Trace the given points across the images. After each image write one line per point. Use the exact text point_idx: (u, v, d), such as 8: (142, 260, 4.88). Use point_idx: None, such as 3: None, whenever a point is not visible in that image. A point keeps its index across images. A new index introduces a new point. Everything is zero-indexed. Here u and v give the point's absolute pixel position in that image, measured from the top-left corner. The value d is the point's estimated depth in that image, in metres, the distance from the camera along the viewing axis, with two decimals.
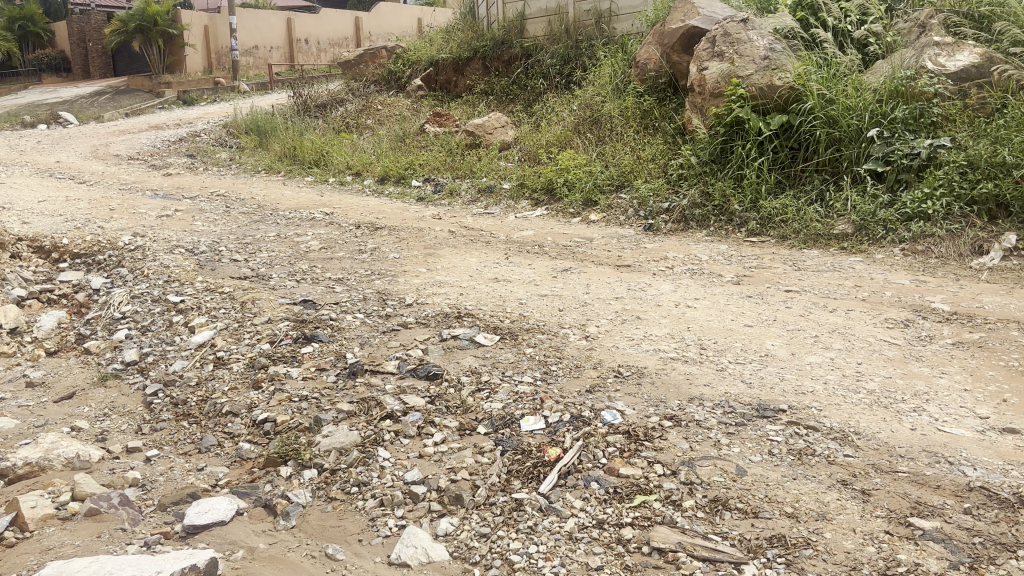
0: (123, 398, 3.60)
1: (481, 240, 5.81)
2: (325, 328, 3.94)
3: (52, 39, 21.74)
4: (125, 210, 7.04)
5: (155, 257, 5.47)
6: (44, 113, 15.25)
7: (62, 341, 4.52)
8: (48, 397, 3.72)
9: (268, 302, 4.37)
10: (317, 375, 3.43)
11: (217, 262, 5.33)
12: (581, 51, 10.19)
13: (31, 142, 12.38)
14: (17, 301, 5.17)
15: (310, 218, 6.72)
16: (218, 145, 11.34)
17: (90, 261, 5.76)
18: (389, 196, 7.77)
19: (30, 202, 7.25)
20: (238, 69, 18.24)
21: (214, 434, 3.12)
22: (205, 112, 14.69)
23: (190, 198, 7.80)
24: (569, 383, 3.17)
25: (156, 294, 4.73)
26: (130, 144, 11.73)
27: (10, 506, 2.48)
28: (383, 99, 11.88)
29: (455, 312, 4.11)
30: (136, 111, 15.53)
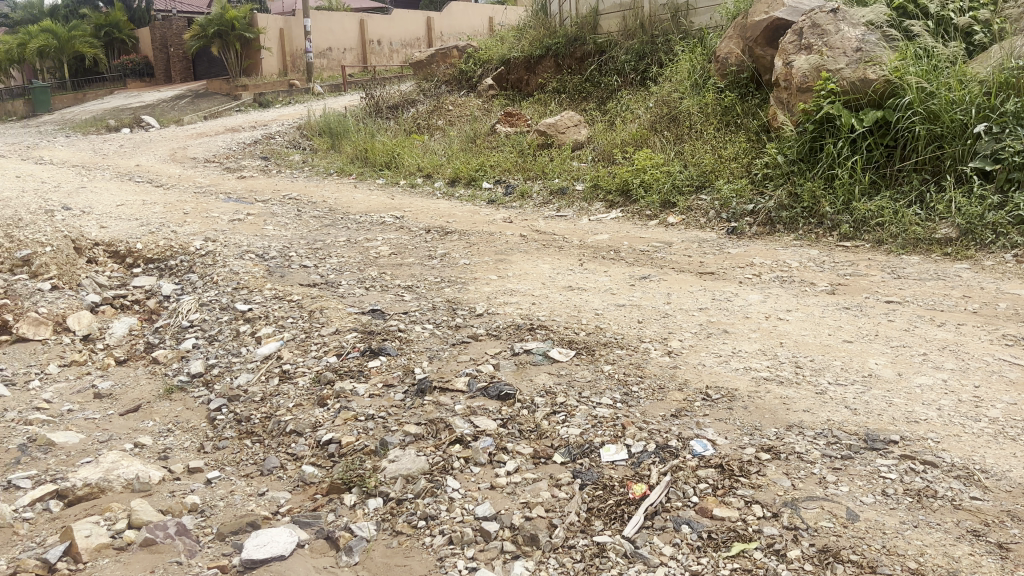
0: (187, 412, 3.50)
1: (554, 245, 5.58)
2: (392, 340, 3.76)
3: (137, 45, 22.43)
4: (199, 214, 7.04)
5: (226, 263, 5.41)
6: (127, 118, 15.62)
7: (132, 350, 4.49)
8: (114, 409, 3.65)
9: (336, 311, 4.23)
10: (384, 392, 3.26)
11: (286, 268, 5.24)
12: (657, 47, 9.87)
13: (114, 146, 12.67)
14: (91, 307, 5.18)
15: (380, 222, 6.60)
16: (291, 148, 11.37)
17: (163, 266, 5.74)
18: (459, 199, 7.62)
19: (108, 206, 7.34)
20: (312, 71, 18.40)
21: (277, 455, 2.97)
22: (281, 113, 14.90)
23: (263, 202, 7.79)
24: (652, 406, 2.92)
25: (225, 302, 4.65)
26: (207, 147, 11.87)
27: (65, 534, 2.37)
28: (454, 99, 11.75)
29: (527, 323, 3.89)
30: (213, 113, 15.78)
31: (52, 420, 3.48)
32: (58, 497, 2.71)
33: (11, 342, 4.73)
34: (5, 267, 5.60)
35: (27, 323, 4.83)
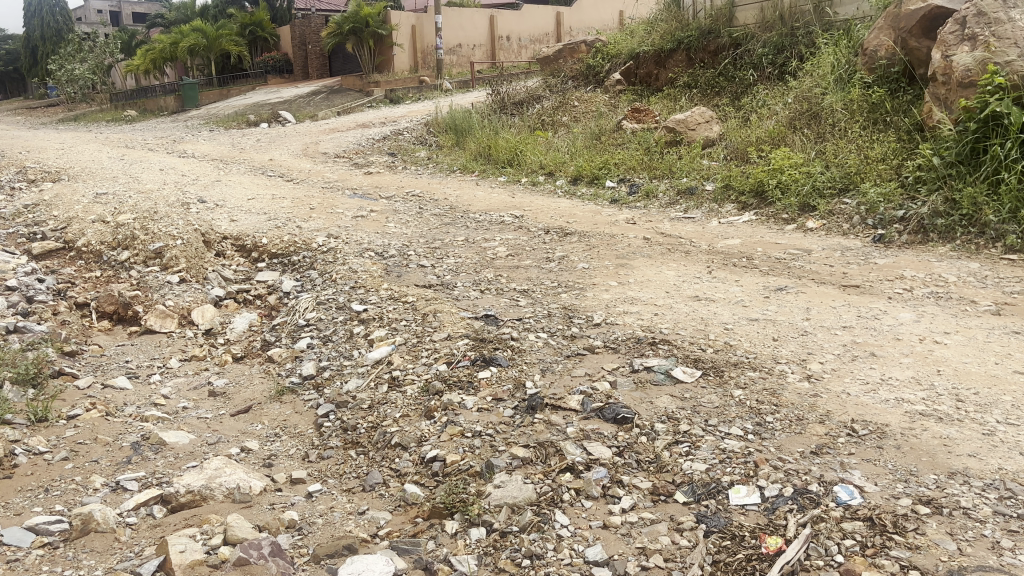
0: (296, 417, 3.43)
1: (680, 249, 5.27)
2: (505, 349, 3.55)
3: (278, 43, 23.28)
4: (324, 210, 7.10)
5: (345, 260, 5.38)
6: (265, 113, 16.20)
7: (249, 347, 4.49)
8: (227, 409, 3.62)
9: (449, 315, 4.06)
10: (494, 406, 3.06)
11: (404, 268, 5.15)
12: (798, 39, 9.31)
13: (252, 140, 13.12)
14: (215, 301, 5.26)
15: (500, 222, 6.45)
16: (417, 144, 11.42)
17: (286, 262, 5.78)
18: (582, 198, 7.38)
19: (240, 200, 7.51)
20: (441, 68, 18.54)
21: (380, 470, 2.82)
22: (409, 109, 15.06)
23: (387, 198, 7.80)
24: (788, 441, 2.61)
25: (341, 301, 4.58)
26: (337, 142, 12.07)
27: (161, 547, 2.30)
28: (580, 95, 11.49)
29: (649, 337, 3.62)
30: (346, 109, 16.13)
31: (167, 418, 3.48)
32: (161, 503, 2.65)
33: (140, 334, 4.85)
34: (139, 259, 5.77)
35: (155, 315, 4.94)
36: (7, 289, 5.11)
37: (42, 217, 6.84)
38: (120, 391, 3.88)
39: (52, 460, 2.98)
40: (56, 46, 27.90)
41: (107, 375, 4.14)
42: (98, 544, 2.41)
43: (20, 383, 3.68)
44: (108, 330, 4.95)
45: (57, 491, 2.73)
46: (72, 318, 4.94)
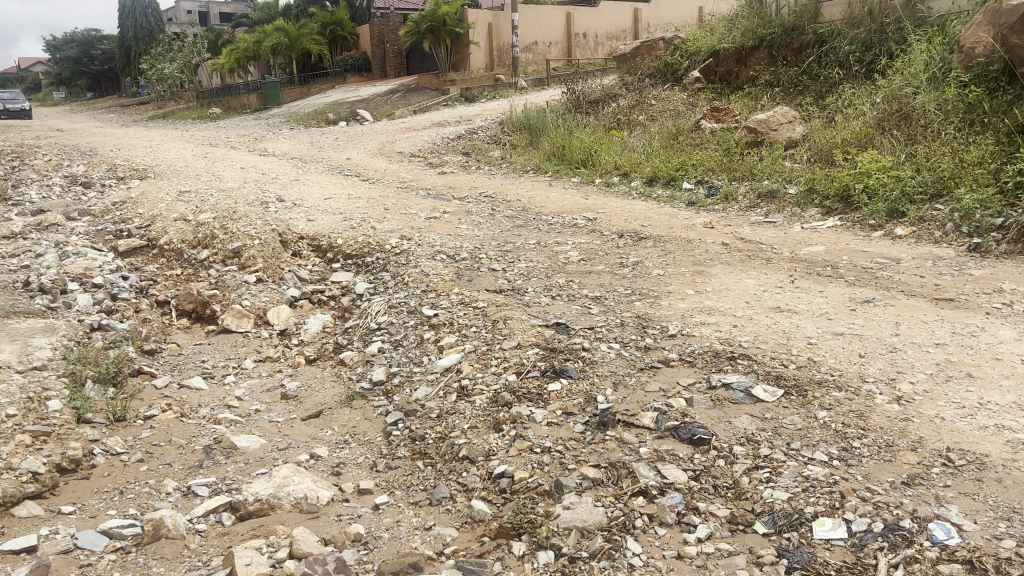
0: (366, 424, 3.40)
1: (761, 256, 5.08)
2: (576, 360, 3.45)
3: (357, 42, 23.59)
4: (398, 210, 7.12)
5: (417, 263, 5.36)
6: (343, 112, 16.43)
7: (322, 349, 4.50)
8: (297, 413, 3.63)
9: (519, 323, 3.97)
10: (564, 421, 2.97)
11: (475, 272, 5.10)
12: (887, 36, 8.93)
13: (331, 139, 13.30)
14: (290, 302, 5.32)
15: (573, 224, 6.36)
16: (491, 143, 11.38)
17: (360, 263, 5.79)
18: (658, 200, 7.22)
19: (317, 199, 7.60)
20: (517, 66, 18.48)
21: (447, 483, 2.76)
22: (485, 108, 15.06)
23: (460, 199, 7.79)
24: (877, 469, 2.46)
25: (413, 305, 4.56)
26: (413, 142, 12.14)
27: (228, 559, 2.30)
28: (658, 93, 11.28)
29: (728, 351, 3.47)
30: (422, 108, 16.23)
31: (239, 421, 3.50)
32: (230, 510, 2.66)
33: (217, 333, 4.94)
34: (218, 258, 5.87)
35: (232, 315, 5.01)
36: (92, 286, 5.26)
37: (128, 214, 7.04)
38: (196, 392, 3.94)
39: (128, 461, 3.03)
40: (147, 45, 28.88)
41: (184, 374, 4.21)
42: (168, 551, 2.42)
43: (100, 381, 3.76)
44: (187, 328, 5.05)
45: (130, 494, 2.76)
46: (153, 316, 5.05)
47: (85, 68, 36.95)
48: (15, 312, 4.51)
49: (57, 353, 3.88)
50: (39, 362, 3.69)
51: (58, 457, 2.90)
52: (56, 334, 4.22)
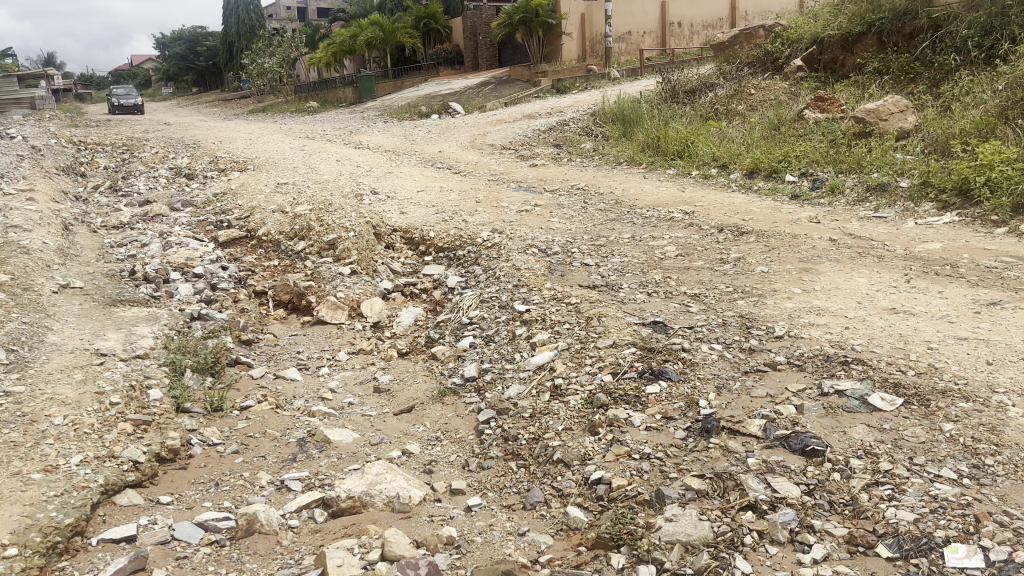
0: (457, 420, 3.31)
1: (872, 253, 4.80)
2: (676, 362, 3.29)
3: (450, 35, 23.72)
4: (490, 203, 7.06)
5: (509, 257, 5.27)
6: (436, 104, 16.53)
7: (414, 343, 4.46)
8: (389, 408, 3.57)
9: (614, 321, 3.82)
10: (664, 426, 2.83)
11: (568, 267, 4.98)
12: (1010, 19, 8.38)
13: (423, 132, 13.39)
14: (383, 294, 5.32)
15: (670, 218, 6.17)
16: (583, 135, 11.21)
17: (452, 256, 5.74)
18: (758, 193, 6.96)
19: (410, 192, 7.62)
20: (609, 56, 18.20)
21: (542, 487, 2.66)
22: (577, 99, 14.89)
23: (552, 191, 7.68)
24: (1015, 490, 2.23)
25: (505, 300, 4.45)
26: (504, 134, 12.09)
27: (320, 560, 2.26)
28: (758, 82, 10.90)
29: (839, 355, 3.25)
30: (514, 100, 16.17)
31: (332, 414, 3.48)
32: (323, 506, 2.62)
33: (312, 324, 4.97)
34: (314, 250, 5.93)
35: (327, 306, 5.04)
36: (194, 276, 5.38)
37: (229, 205, 7.20)
38: (291, 383, 3.95)
39: (224, 453, 3.04)
40: (249, 41, 29.77)
41: (280, 365, 4.23)
42: (261, 546, 2.40)
43: (199, 370, 3.81)
44: (283, 318, 5.10)
45: (225, 486, 2.76)
46: (251, 307, 5.13)
47: (191, 64, 38.44)
48: (121, 301, 4.64)
49: (159, 342, 3.96)
50: (141, 350, 3.77)
51: (158, 446, 2.94)
52: (159, 323, 4.32)
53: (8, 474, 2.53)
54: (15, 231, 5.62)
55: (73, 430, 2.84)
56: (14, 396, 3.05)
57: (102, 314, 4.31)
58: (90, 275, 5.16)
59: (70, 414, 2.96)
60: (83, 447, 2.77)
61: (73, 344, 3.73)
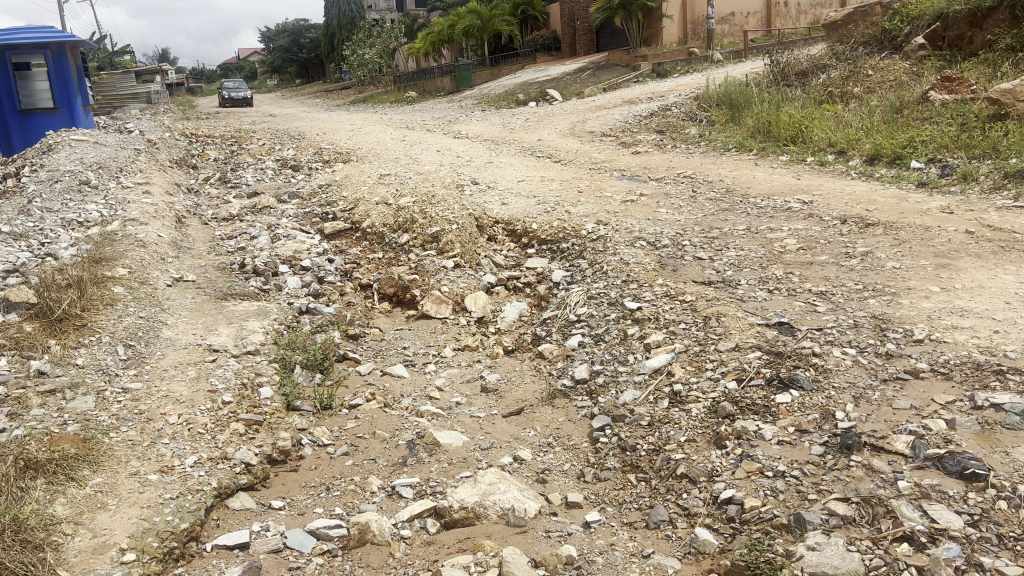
0: (569, 426, 3.14)
1: (1017, 247, 4.39)
2: (807, 368, 3.05)
3: (548, 20, 23.50)
4: (593, 193, 6.87)
5: (616, 249, 5.04)
6: (535, 91, 16.36)
7: (520, 340, 4.29)
8: (498, 409, 3.41)
9: (735, 321, 3.57)
10: (798, 440, 2.62)
11: (680, 261, 4.75)
12: None
13: (522, 120, 13.26)
14: (487, 288, 5.22)
15: (786, 209, 5.84)
16: (686, 120, 10.83)
17: (555, 249, 5.56)
18: (881, 180, 6.54)
19: (511, 182, 7.50)
20: (712, 39, 17.61)
21: (666, 505, 2.49)
22: (678, 83, 14.47)
23: (657, 180, 7.44)
24: None
25: (614, 296, 4.23)
26: (605, 120, 11.83)
27: None
28: (875, 61, 10.31)
29: (992, 363, 2.94)
30: (613, 85, 15.85)
31: (441, 414, 3.36)
32: (435, 515, 2.53)
33: (416, 318, 4.91)
34: (417, 243, 5.88)
35: (431, 301, 4.96)
36: (301, 269, 5.41)
37: (334, 197, 7.25)
38: (398, 380, 3.86)
39: (334, 454, 2.99)
40: (350, 32, 30.27)
41: (387, 361, 4.17)
42: (374, 559, 2.32)
43: (308, 367, 3.79)
44: (389, 312, 5.07)
45: (336, 491, 2.70)
46: (356, 300, 5.12)
47: (294, 56, 39.49)
48: (231, 294, 4.69)
49: (268, 337, 3.96)
50: (252, 346, 3.77)
51: (269, 448, 2.90)
52: (268, 317, 4.32)
53: (126, 474, 2.53)
54: (132, 224, 5.77)
55: (188, 430, 2.84)
56: (132, 393, 3.07)
57: (214, 308, 4.35)
58: (203, 267, 5.25)
59: (184, 413, 2.96)
60: (197, 447, 2.76)
61: (186, 339, 3.76)
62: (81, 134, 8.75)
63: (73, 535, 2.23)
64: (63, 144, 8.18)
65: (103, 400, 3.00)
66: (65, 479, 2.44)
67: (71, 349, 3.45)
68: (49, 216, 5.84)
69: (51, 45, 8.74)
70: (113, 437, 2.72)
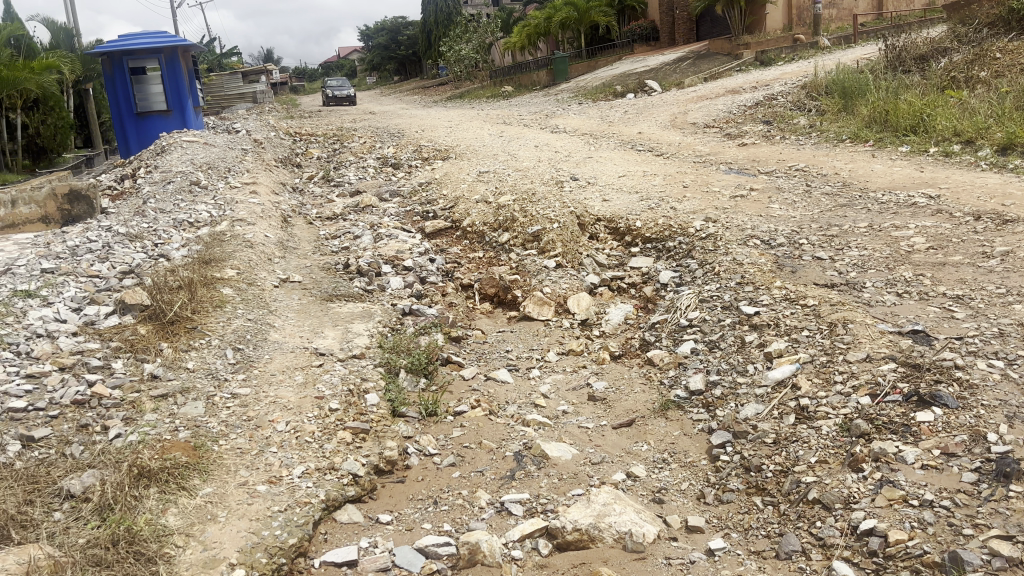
0: (686, 441, 2.97)
1: None
2: (951, 381, 2.76)
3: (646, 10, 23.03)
4: (699, 188, 6.62)
5: (728, 249, 4.80)
6: (633, 82, 16.03)
7: (627, 345, 4.09)
8: (608, 419, 3.25)
9: (864, 328, 3.30)
10: (946, 465, 2.37)
11: (797, 262, 4.47)
12: None
13: (620, 112, 12.99)
14: (591, 289, 5.06)
15: (911, 204, 5.46)
16: (795, 109, 10.34)
17: (661, 247, 5.33)
18: (1016, 172, 6.06)
19: (612, 177, 7.30)
20: (819, 24, 16.87)
21: (798, 534, 2.30)
22: (784, 71, 13.91)
23: (768, 174, 7.11)
24: None
25: (728, 299, 4.01)
26: (708, 111, 11.46)
27: None
28: (1004, 44, 9.63)
29: None
30: (714, 74, 15.38)
31: (547, 424, 3.22)
32: (546, 536, 2.41)
33: (518, 320, 4.80)
34: (518, 242, 5.78)
35: (534, 302, 4.82)
36: (404, 269, 5.38)
37: (434, 195, 7.22)
38: (502, 386, 3.73)
39: (440, 465, 2.90)
40: (447, 28, 30.50)
41: (491, 364, 4.07)
42: None
43: (413, 371, 3.72)
44: (490, 313, 4.98)
45: (444, 505, 2.61)
46: (458, 300, 5.05)
47: (393, 54, 40.13)
48: (336, 295, 4.69)
49: (373, 340, 3.92)
50: (357, 349, 3.73)
51: (376, 457, 2.84)
52: (373, 320, 4.29)
53: (235, 484, 2.51)
54: (241, 224, 5.87)
55: (295, 438, 2.81)
56: (240, 399, 3.07)
57: (320, 309, 4.36)
58: (309, 268, 5.29)
59: (292, 420, 2.93)
60: (305, 456, 2.72)
61: (293, 342, 3.76)
62: (193, 136, 9.02)
63: (183, 547, 2.21)
64: (175, 145, 8.44)
65: (213, 406, 3.00)
66: (176, 488, 2.43)
67: (183, 351, 3.49)
68: (163, 217, 6.00)
69: (165, 49, 9.04)
70: (222, 444, 2.72)
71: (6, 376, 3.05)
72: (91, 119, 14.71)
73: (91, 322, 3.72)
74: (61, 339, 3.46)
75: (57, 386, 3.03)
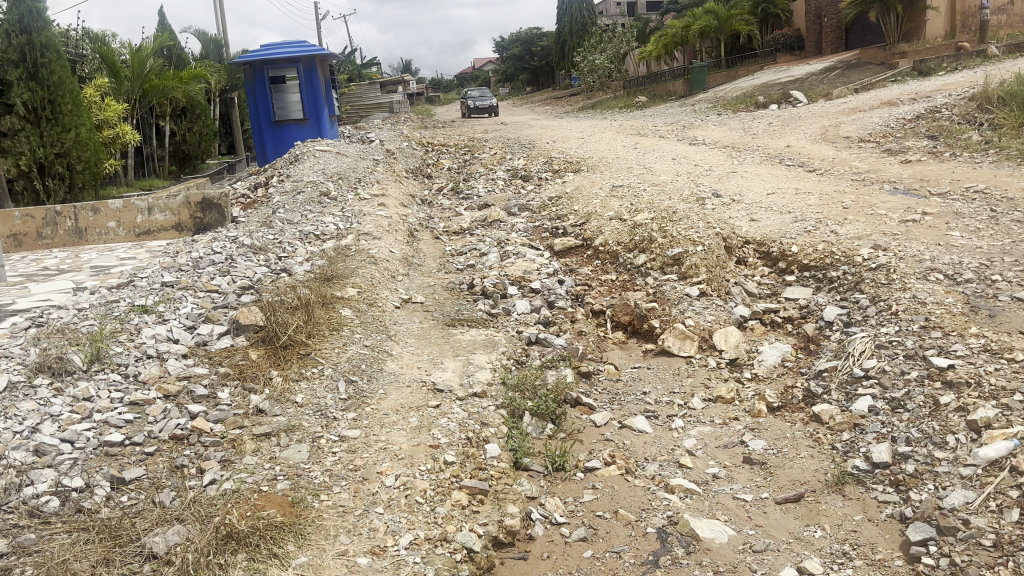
0: (871, 531, 2.43)
1: None
2: None
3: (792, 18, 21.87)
4: (861, 209, 5.91)
5: (905, 284, 4.14)
6: (778, 93, 15.12)
7: (786, 395, 3.53)
8: (769, 491, 2.74)
9: None
10: None
11: (994, 305, 3.77)
12: None
13: (765, 124, 12.21)
14: (740, 322, 4.51)
15: None
16: (965, 123, 9.32)
17: (822, 276, 4.70)
18: None
19: (760, 194, 6.68)
20: (988, 31, 15.41)
21: None
22: (949, 81, 12.70)
23: (941, 196, 6.31)
24: None
25: (913, 346, 3.37)
26: (862, 124, 10.55)
27: None
28: None
29: None
30: (868, 84, 14.28)
31: (696, 491, 2.74)
32: None
33: (656, 354, 4.30)
34: (656, 265, 5.27)
35: (674, 335, 4.32)
36: (530, 291, 4.98)
37: (564, 210, 6.82)
38: (640, 436, 3.26)
39: (569, 539, 2.49)
40: (581, 39, 30.13)
41: (626, 407, 3.60)
42: None
43: (539, 415, 3.28)
44: (623, 343, 4.51)
45: None
46: (589, 328, 4.61)
47: (527, 63, 40.03)
48: (458, 320, 4.34)
49: (496, 375, 3.52)
50: (479, 386, 3.33)
51: (495, 526, 2.44)
52: (497, 350, 3.91)
53: (334, 554, 2.17)
54: (366, 238, 5.64)
55: (405, 497, 2.45)
56: (349, 443, 2.74)
57: (440, 337, 4.02)
58: (431, 288, 4.98)
59: (403, 473, 2.57)
60: (414, 521, 2.35)
61: (410, 375, 3.43)
62: (326, 145, 8.97)
63: None
64: (308, 154, 8.40)
65: (318, 451, 2.69)
66: (267, 556, 2.12)
67: (294, 381, 3.21)
68: (289, 228, 5.84)
69: (303, 58, 9.03)
70: (323, 501, 2.40)
71: (109, 403, 2.81)
72: (234, 125, 15.14)
73: (204, 342, 3.48)
74: (170, 361, 3.22)
75: (159, 416, 2.78)
